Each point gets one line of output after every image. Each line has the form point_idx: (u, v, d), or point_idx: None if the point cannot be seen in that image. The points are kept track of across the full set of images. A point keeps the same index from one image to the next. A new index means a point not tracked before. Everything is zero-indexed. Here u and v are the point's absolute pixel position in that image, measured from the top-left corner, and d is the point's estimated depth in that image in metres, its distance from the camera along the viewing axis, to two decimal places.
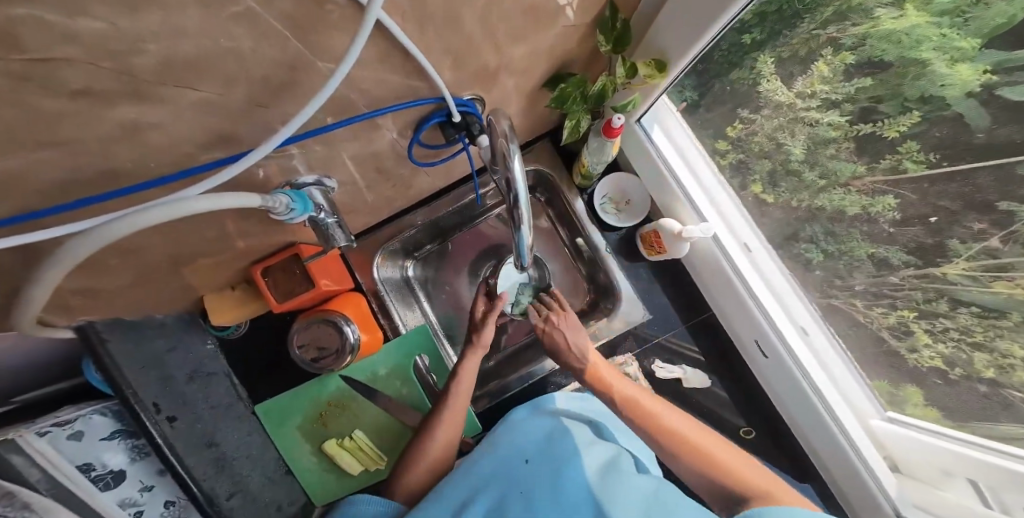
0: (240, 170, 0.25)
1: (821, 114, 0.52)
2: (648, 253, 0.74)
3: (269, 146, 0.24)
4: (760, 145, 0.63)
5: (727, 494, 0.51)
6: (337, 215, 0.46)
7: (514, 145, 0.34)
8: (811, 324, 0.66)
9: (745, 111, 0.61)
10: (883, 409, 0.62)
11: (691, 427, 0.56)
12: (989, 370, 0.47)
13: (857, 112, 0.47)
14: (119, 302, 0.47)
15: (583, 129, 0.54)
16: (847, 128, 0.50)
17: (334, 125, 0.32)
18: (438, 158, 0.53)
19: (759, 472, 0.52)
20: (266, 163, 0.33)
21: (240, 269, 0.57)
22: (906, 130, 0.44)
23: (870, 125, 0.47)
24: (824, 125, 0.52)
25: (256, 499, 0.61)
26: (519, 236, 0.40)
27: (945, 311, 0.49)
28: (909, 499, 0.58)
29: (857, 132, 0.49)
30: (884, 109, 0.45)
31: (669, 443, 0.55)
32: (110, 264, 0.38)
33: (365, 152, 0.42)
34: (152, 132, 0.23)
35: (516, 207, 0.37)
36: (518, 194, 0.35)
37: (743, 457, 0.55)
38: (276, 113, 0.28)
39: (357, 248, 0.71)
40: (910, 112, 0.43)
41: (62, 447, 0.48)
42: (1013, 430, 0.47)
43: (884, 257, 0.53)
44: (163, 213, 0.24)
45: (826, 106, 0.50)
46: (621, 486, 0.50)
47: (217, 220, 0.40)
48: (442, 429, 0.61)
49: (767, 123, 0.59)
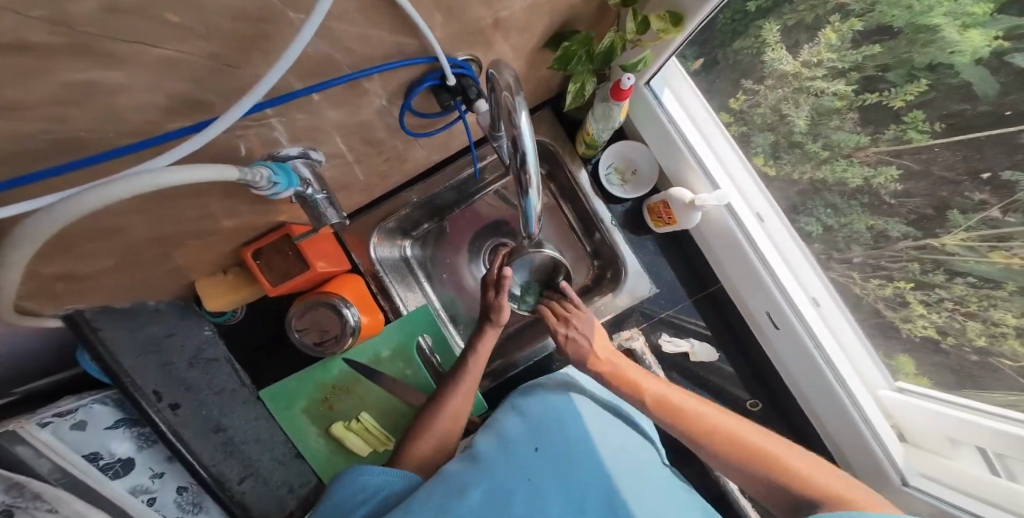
0: (210, 137, 0.21)
1: (827, 83, 0.51)
2: (655, 224, 0.72)
3: (238, 111, 0.20)
4: (763, 117, 0.62)
5: (790, 496, 0.47)
6: (326, 191, 0.43)
7: (520, 99, 0.30)
8: (821, 294, 0.64)
9: (749, 82, 0.60)
10: (893, 380, 0.62)
11: (739, 424, 0.53)
12: (980, 339, 0.49)
13: (862, 81, 0.47)
14: (108, 286, 0.45)
15: (587, 93, 0.52)
16: (851, 98, 0.50)
17: (312, 88, 0.29)
18: (431, 128, 0.50)
19: (801, 458, 0.49)
20: (245, 133, 0.30)
21: (230, 251, 0.54)
22: (912, 99, 0.44)
23: (876, 95, 0.47)
24: (829, 96, 0.52)
25: (267, 481, 0.62)
26: (528, 200, 0.38)
27: (941, 281, 0.50)
28: (914, 468, 0.58)
29: (862, 102, 0.49)
30: (891, 78, 0.45)
31: (720, 447, 0.52)
32: (89, 248, 0.35)
33: (352, 122, 0.39)
34: (111, 96, 0.20)
35: (525, 169, 0.34)
36: (526, 155, 0.32)
37: (789, 446, 0.51)
38: (243, 73, 0.25)
39: (351, 228, 0.68)
40: (917, 81, 0.43)
41: (66, 437, 0.48)
42: (1006, 397, 0.49)
43: (883, 229, 0.54)
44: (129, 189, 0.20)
45: (832, 75, 0.50)
46: (636, 483, 0.49)
47: (200, 197, 0.38)
48: (455, 398, 0.61)
49: (771, 94, 0.59)
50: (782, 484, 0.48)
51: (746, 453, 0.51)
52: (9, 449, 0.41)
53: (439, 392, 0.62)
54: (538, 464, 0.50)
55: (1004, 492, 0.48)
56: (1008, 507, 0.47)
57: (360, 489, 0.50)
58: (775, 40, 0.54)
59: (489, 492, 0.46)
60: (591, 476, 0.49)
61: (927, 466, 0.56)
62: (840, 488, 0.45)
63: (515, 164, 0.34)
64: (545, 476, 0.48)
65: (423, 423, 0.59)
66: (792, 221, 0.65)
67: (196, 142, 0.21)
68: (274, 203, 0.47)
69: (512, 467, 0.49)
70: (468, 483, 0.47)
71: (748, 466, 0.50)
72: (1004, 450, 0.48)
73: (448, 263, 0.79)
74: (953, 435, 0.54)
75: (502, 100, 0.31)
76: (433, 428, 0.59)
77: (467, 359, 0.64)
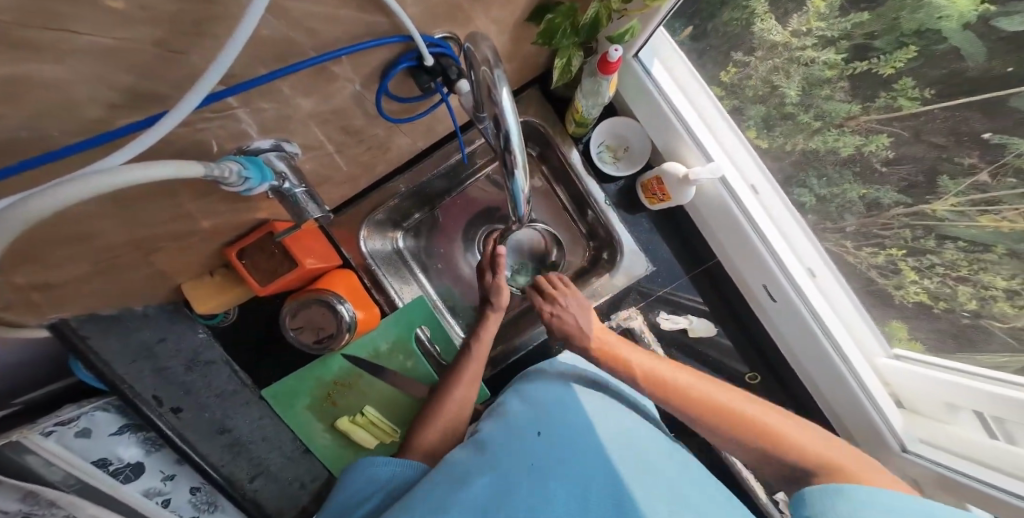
0: (158, 136, 0.20)
1: (817, 53, 0.50)
2: (649, 202, 0.70)
3: (188, 106, 0.19)
4: (754, 89, 0.60)
5: (790, 468, 0.49)
6: (305, 184, 0.41)
7: (500, 73, 0.29)
8: (818, 265, 0.63)
9: (739, 53, 0.59)
10: (891, 348, 0.62)
11: (734, 397, 0.54)
12: (971, 302, 0.49)
13: (852, 49, 0.46)
14: (86, 294, 0.43)
15: (574, 69, 0.51)
16: (842, 67, 0.48)
17: (276, 74, 0.27)
18: (412, 114, 0.48)
19: (816, 437, 0.49)
20: (209, 127, 0.28)
21: (214, 252, 0.53)
22: (902, 65, 0.43)
23: (866, 62, 0.46)
24: (819, 65, 0.51)
25: (277, 477, 0.63)
26: (514, 182, 0.37)
27: (931, 247, 0.50)
28: (914, 435, 0.59)
29: (852, 71, 0.47)
30: (879, 45, 0.44)
31: (717, 420, 0.53)
32: (60, 255, 0.34)
33: (327, 109, 0.37)
34: (44, 92, 0.18)
35: (509, 150, 0.33)
36: (510, 135, 0.31)
37: (802, 426, 0.51)
38: (193, 59, 0.23)
39: (339, 222, 0.66)
40: (906, 48, 0.42)
41: (72, 445, 0.47)
42: (994, 359, 0.50)
43: (876, 198, 0.53)
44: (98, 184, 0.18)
45: (820, 44, 0.49)
46: (648, 473, 0.45)
47: (170, 196, 0.36)
48: (460, 389, 0.61)
49: (761, 66, 0.58)
50: (780, 456, 0.49)
51: (739, 425, 0.51)
52: (15, 459, 0.40)
53: (446, 379, 0.62)
54: (541, 445, 0.48)
55: (1001, 454, 0.49)
56: (1011, 471, 0.48)
57: (370, 480, 0.49)
58: (764, 9, 0.52)
59: (494, 480, 0.43)
60: (597, 462, 0.45)
61: (926, 432, 0.58)
62: (841, 460, 0.45)
63: (498, 145, 0.33)
64: (551, 461, 0.45)
65: (432, 413, 0.59)
66: (785, 193, 0.65)
67: (143, 141, 0.20)
68: (252, 200, 0.45)
69: (514, 451, 0.47)
70: (473, 474, 0.44)
71: (749, 438, 0.51)
72: (1002, 414, 0.49)
73: (442, 253, 0.78)
74: (950, 400, 0.55)
75: (480, 76, 0.30)
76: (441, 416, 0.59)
77: (469, 351, 0.63)
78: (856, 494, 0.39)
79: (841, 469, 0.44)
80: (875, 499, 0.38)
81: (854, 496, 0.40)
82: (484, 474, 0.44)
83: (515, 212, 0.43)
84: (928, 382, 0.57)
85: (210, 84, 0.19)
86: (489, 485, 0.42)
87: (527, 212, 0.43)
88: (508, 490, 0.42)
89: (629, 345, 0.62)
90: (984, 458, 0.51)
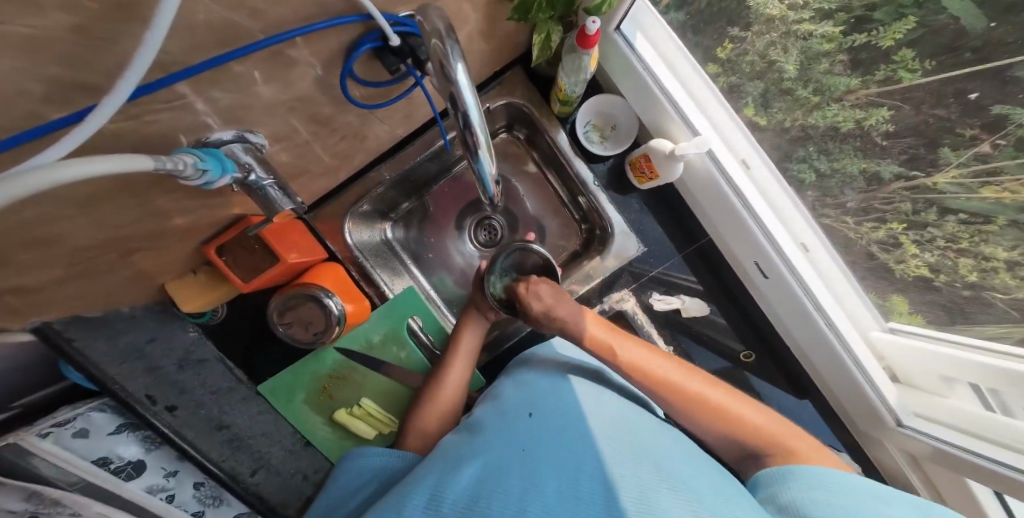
0: (89, 131, 0.19)
1: (814, 25, 0.48)
2: (639, 181, 0.69)
3: (120, 97, 0.18)
4: (752, 65, 0.58)
5: (743, 447, 0.49)
6: (273, 175, 0.40)
7: (452, 43, 0.27)
8: (812, 241, 0.62)
9: (735, 29, 0.56)
10: (887, 321, 0.61)
11: (723, 396, 0.52)
12: (972, 274, 0.49)
13: (851, 21, 0.45)
14: (66, 298, 0.42)
15: (553, 44, 0.49)
16: (840, 39, 0.47)
17: (220, 60, 0.25)
18: (387, 99, 0.46)
19: (774, 420, 0.50)
20: (158, 118, 0.27)
21: (193, 249, 0.51)
22: (902, 37, 0.42)
23: (865, 35, 0.44)
24: (817, 39, 0.49)
25: (280, 470, 0.64)
26: (480, 165, 0.36)
27: (933, 220, 0.49)
28: (909, 409, 0.58)
29: (851, 43, 0.46)
30: (878, 18, 0.42)
31: (697, 412, 0.51)
32: (26, 259, 0.32)
33: (291, 97, 0.35)
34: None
35: (470, 129, 0.31)
36: (469, 113, 0.30)
37: (765, 410, 0.51)
38: (124, 44, 0.21)
39: (322, 216, 0.64)
40: (905, 18, 0.41)
41: (72, 445, 0.48)
42: (992, 331, 0.50)
43: (876, 171, 0.52)
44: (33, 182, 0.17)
45: (819, 17, 0.47)
46: (641, 465, 0.39)
47: (136, 191, 0.34)
48: (450, 378, 0.61)
49: (757, 41, 0.55)
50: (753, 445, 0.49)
51: (721, 421, 0.50)
52: (19, 463, 0.41)
53: (441, 361, 0.63)
54: (533, 432, 0.44)
55: (993, 424, 0.50)
56: (1008, 443, 0.47)
57: (358, 472, 0.49)
58: None
59: (487, 461, 0.40)
60: (589, 452, 0.40)
61: (922, 406, 0.57)
62: (803, 449, 0.46)
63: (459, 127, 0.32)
64: (545, 446, 0.42)
65: (428, 396, 0.60)
66: (783, 169, 0.62)
67: (78, 135, 0.19)
68: (224, 194, 0.44)
69: (507, 436, 0.44)
70: (465, 458, 0.41)
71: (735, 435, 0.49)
72: (996, 385, 0.49)
73: (431, 243, 0.77)
74: (946, 373, 0.54)
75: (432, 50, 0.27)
76: (438, 399, 0.59)
77: (451, 346, 0.64)
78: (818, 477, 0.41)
79: (797, 455, 0.45)
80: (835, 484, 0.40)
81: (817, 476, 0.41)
82: (477, 456, 0.41)
83: (483, 193, 0.42)
84: (918, 353, 0.56)
85: (137, 75, 0.18)
86: (482, 467, 0.40)
87: (497, 192, 0.42)
88: (496, 476, 0.38)
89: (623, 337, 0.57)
90: (979, 430, 0.50)
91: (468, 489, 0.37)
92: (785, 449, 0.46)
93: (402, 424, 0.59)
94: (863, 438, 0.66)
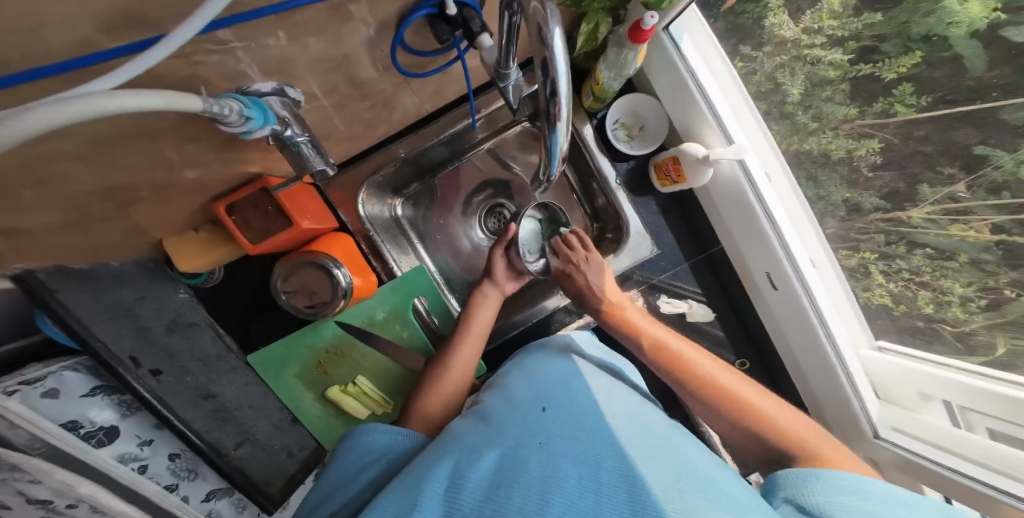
0: (143, 67, 0.18)
1: (825, 52, 0.52)
2: (661, 184, 0.70)
3: (189, 31, 0.18)
4: (758, 85, 0.62)
5: (772, 450, 0.48)
6: (307, 133, 0.38)
7: (553, 13, 0.23)
8: (819, 256, 0.64)
9: (746, 48, 0.60)
10: (875, 339, 0.65)
11: (751, 392, 0.52)
12: (929, 307, 0.55)
13: (858, 51, 0.48)
14: (60, 247, 0.39)
15: (600, 37, 0.50)
16: (846, 68, 0.50)
17: (271, 8, 0.24)
18: (429, 69, 0.44)
19: (795, 418, 0.49)
20: (203, 60, 0.25)
21: (200, 205, 0.49)
22: (906, 71, 0.45)
23: (870, 66, 0.48)
24: (825, 65, 0.52)
25: (264, 446, 0.62)
26: (553, 138, 0.31)
27: (902, 252, 0.54)
28: (887, 424, 0.61)
29: (855, 73, 0.49)
30: (885, 49, 0.46)
31: (720, 405, 0.52)
32: (25, 200, 0.30)
33: (335, 56, 0.34)
34: (28, 7, 0.16)
35: (554, 99, 0.27)
36: (558, 81, 0.26)
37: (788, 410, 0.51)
38: None
39: (335, 183, 0.62)
40: (912, 53, 0.44)
41: (39, 406, 0.42)
42: (942, 358, 0.56)
43: (857, 201, 0.57)
44: (84, 109, 0.15)
45: (830, 43, 0.51)
46: (661, 461, 0.39)
47: (155, 135, 0.32)
48: (460, 357, 0.61)
49: (768, 61, 0.59)
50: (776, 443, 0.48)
51: (746, 414, 0.50)
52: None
53: (450, 352, 0.62)
54: (548, 423, 0.43)
55: (954, 439, 0.53)
56: (969, 455, 0.51)
57: (366, 451, 0.48)
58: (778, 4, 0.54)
59: (506, 451, 0.40)
60: (609, 447, 0.40)
61: (901, 422, 0.60)
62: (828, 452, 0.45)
63: (541, 94, 0.28)
64: (559, 432, 0.42)
65: (432, 379, 0.60)
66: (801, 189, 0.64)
67: (131, 68, 0.18)
68: (243, 150, 0.42)
69: (520, 427, 0.43)
70: (481, 447, 0.41)
71: (762, 434, 0.49)
72: (965, 403, 0.52)
73: (441, 225, 0.76)
74: (924, 390, 0.58)
75: (528, 14, 0.24)
76: (442, 384, 0.59)
77: (460, 335, 0.63)
78: (840, 480, 0.39)
79: (823, 459, 0.44)
80: (853, 484, 0.38)
81: (839, 480, 0.39)
82: (495, 447, 0.41)
83: (545, 171, 0.36)
84: (895, 369, 0.60)
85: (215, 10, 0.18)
86: (501, 457, 0.39)
87: (559, 172, 0.37)
88: (516, 468, 0.38)
89: (642, 314, 0.63)
90: (958, 448, 0.52)
91: (489, 482, 0.37)
92: (809, 451, 0.45)
93: (407, 406, 0.58)
94: None
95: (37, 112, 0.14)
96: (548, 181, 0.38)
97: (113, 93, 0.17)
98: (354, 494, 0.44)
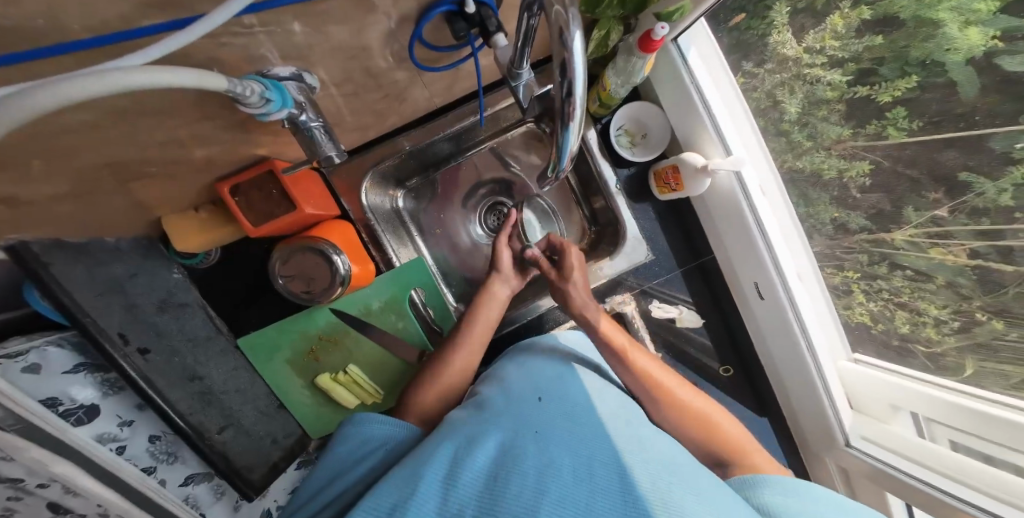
0: (179, 44, 0.18)
1: (824, 72, 0.54)
2: (660, 191, 0.72)
3: (224, 13, 0.18)
4: (758, 101, 0.65)
5: (710, 453, 0.53)
6: (320, 118, 0.38)
7: (575, 16, 0.24)
8: (806, 269, 0.66)
9: (749, 64, 0.63)
10: (851, 352, 0.68)
11: (707, 404, 0.56)
12: (905, 326, 0.57)
13: (857, 73, 0.50)
14: (60, 219, 0.39)
15: (610, 43, 0.53)
16: (843, 89, 0.52)
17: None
18: (442, 64, 0.45)
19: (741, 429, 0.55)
20: (227, 42, 0.26)
21: (202, 185, 0.48)
22: (901, 94, 0.47)
23: (867, 88, 0.50)
24: (823, 85, 0.54)
25: (251, 431, 0.61)
26: (566, 136, 0.32)
27: (883, 272, 0.57)
28: (858, 432, 0.64)
29: (851, 94, 0.52)
30: (883, 72, 0.47)
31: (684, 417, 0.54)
32: (34, 170, 0.30)
33: (354, 45, 0.34)
34: None
35: (569, 99, 0.28)
36: (575, 83, 0.27)
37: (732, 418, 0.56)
38: None
39: (339, 171, 0.62)
40: (907, 77, 0.46)
41: (18, 380, 0.42)
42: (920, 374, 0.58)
43: (844, 220, 0.60)
44: (120, 82, 0.15)
45: (831, 64, 0.52)
46: (649, 455, 0.40)
47: (167, 113, 0.32)
48: (460, 356, 0.61)
49: (769, 78, 0.61)
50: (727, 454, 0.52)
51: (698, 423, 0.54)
52: None
53: (448, 350, 0.62)
54: (543, 415, 0.45)
55: (923, 449, 0.55)
56: (931, 464, 0.54)
57: (362, 442, 0.48)
58: (783, 22, 0.55)
59: (502, 440, 0.41)
60: (601, 439, 0.41)
61: (870, 430, 0.63)
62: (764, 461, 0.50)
63: (557, 95, 0.29)
64: (553, 425, 0.43)
65: (429, 372, 0.61)
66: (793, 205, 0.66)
67: (168, 43, 0.18)
68: (253, 132, 0.42)
69: (517, 417, 0.44)
70: (479, 435, 0.42)
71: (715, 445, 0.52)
72: (935, 415, 0.55)
73: (441, 218, 0.77)
74: (895, 402, 0.60)
75: (550, 16, 0.25)
76: (439, 377, 0.60)
77: (461, 337, 0.63)
78: (783, 484, 0.43)
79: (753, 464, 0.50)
80: (796, 489, 0.42)
81: (782, 483, 0.43)
82: (493, 435, 0.42)
83: (555, 167, 0.37)
84: (874, 381, 0.62)
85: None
86: (496, 446, 0.41)
87: (569, 169, 0.37)
88: (513, 457, 0.39)
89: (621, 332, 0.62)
90: (922, 458, 0.55)
91: (486, 472, 0.38)
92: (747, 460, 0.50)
93: (402, 398, 0.59)
94: (806, 454, 0.72)
95: (80, 83, 0.14)
96: (556, 177, 0.39)
97: (145, 68, 0.17)
98: (347, 485, 0.45)
